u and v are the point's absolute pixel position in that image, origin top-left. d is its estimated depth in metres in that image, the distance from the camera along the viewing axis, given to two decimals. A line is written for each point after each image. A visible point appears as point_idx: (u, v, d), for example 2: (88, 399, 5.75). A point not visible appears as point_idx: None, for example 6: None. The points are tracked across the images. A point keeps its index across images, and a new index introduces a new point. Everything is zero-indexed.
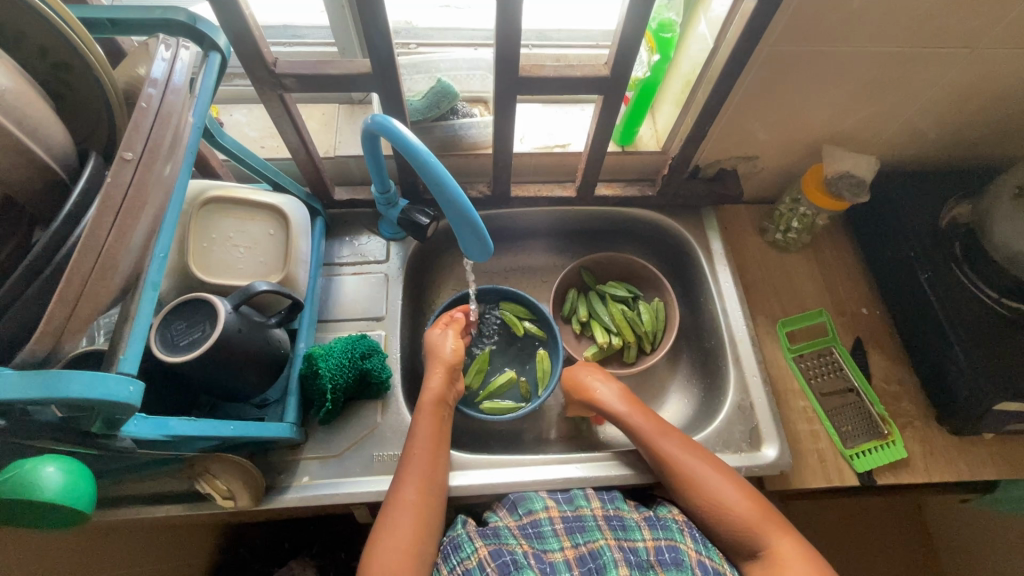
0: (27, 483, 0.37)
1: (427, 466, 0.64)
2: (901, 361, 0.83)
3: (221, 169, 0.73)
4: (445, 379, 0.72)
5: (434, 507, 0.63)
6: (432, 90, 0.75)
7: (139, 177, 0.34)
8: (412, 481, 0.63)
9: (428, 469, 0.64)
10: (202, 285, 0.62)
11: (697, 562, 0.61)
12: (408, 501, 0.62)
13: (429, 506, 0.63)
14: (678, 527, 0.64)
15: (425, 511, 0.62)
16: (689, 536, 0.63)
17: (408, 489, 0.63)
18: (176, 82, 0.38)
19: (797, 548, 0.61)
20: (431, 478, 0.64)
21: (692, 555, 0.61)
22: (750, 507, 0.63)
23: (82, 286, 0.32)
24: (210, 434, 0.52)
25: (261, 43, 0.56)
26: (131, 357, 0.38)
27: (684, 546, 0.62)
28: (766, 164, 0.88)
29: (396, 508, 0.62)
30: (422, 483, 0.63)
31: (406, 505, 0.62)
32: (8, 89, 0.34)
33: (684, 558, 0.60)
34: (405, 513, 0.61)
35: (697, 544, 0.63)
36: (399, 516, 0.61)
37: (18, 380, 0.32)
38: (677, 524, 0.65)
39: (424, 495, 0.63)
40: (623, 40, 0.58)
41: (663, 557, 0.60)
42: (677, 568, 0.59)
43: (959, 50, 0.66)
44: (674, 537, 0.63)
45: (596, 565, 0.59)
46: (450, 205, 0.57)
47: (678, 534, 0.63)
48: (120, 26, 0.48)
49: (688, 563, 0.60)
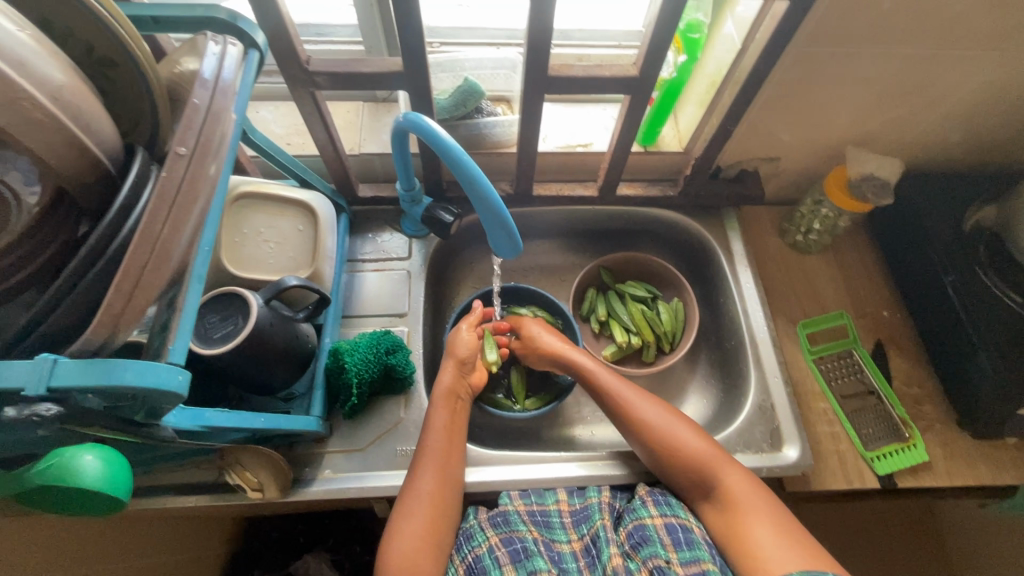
0: (66, 471, 0.38)
1: (439, 456, 0.65)
2: (923, 365, 0.83)
3: (250, 165, 0.74)
4: (456, 376, 0.73)
5: (451, 497, 0.64)
6: (458, 89, 0.76)
7: (191, 172, 0.36)
8: (428, 473, 0.64)
9: (444, 461, 0.65)
10: (233, 279, 0.63)
11: (663, 527, 0.62)
12: (424, 491, 0.63)
13: (445, 497, 0.64)
14: (643, 502, 0.66)
15: (441, 501, 0.63)
16: (652, 506, 0.65)
17: (423, 480, 0.63)
18: (224, 80, 0.39)
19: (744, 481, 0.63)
20: (447, 469, 0.65)
21: (658, 524, 0.63)
22: (702, 445, 0.65)
23: (138, 277, 0.33)
24: (243, 426, 0.53)
25: (296, 40, 0.57)
26: (178, 349, 0.39)
27: (650, 520, 0.63)
28: (788, 165, 0.87)
29: (414, 497, 0.63)
30: (438, 473, 0.64)
31: (424, 497, 0.62)
32: (64, 85, 0.35)
33: (651, 533, 0.62)
34: (422, 504, 0.62)
35: (660, 509, 0.64)
36: (417, 505, 0.62)
37: (76, 367, 0.33)
38: (642, 501, 0.66)
39: (441, 487, 0.64)
40: (653, 40, 0.59)
41: (633, 540, 0.62)
42: (645, 545, 0.61)
43: (989, 52, 0.65)
44: (641, 514, 0.64)
45: (597, 551, 0.62)
46: (482, 203, 0.57)
47: (643, 510, 0.64)
48: (163, 23, 0.49)
49: (655, 536, 0.61)
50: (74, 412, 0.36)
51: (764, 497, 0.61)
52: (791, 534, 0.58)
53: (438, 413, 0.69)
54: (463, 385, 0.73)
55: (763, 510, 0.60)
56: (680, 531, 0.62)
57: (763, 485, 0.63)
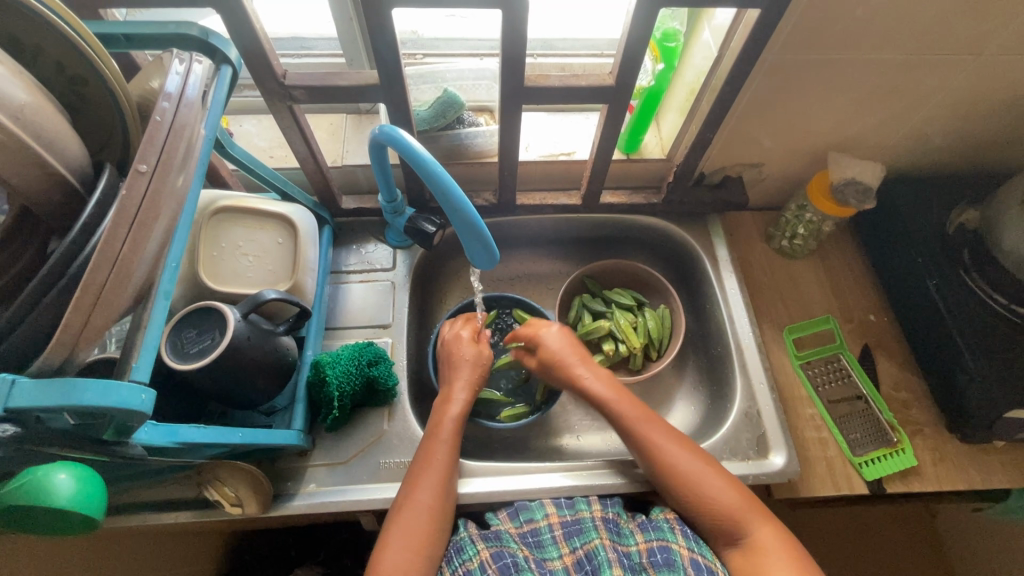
0: (38, 487, 0.38)
1: (443, 468, 0.65)
2: (910, 369, 0.82)
3: (230, 178, 0.73)
4: (470, 395, 0.72)
5: (446, 511, 0.63)
6: (439, 100, 0.76)
7: (153, 188, 0.36)
8: (429, 485, 0.63)
9: (446, 473, 0.64)
10: (212, 293, 0.63)
11: (688, 559, 0.61)
12: (425, 504, 0.62)
13: (442, 512, 0.62)
14: (669, 525, 0.64)
15: (438, 517, 0.62)
16: (680, 533, 0.63)
17: (425, 492, 0.62)
18: (188, 96, 0.39)
19: (773, 530, 0.60)
20: (447, 481, 0.64)
21: (683, 553, 0.61)
22: (732, 495, 0.62)
23: (96, 295, 0.33)
24: (219, 442, 0.52)
25: (271, 55, 0.57)
26: (142, 367, 0.39)
27: (676, 546, 0.62)
28: (771, 172, 0.88)
29: (412, 509, 0.61)
30: (439, 487, 0.63)
31: (423, 509, 0.61)
32: (26, 103, 0.35)
33: (675, 559, 0.60)
34: (421, 516, 0.61)
35: (688, 541, 0.63)
36: (413, 517, 0.61)
37: (36, 387, 0.33)
38: (668, 524, 0.64)
39: (441, 500, 0.63)
40: (628, 50, 0.59)
41: (654, 559, 0.61)
42: (667, 567, 0.59)
43: (964, 56, 0.66)
44: (666, 537, 0.63)
45: (593, 567, 0.60)
46: (457, 215, 0.57)
47: (670, 534, 0.63)
48: (134, 40, 0.49)
49: (680, 564, 0.60)
50: (34, 432, 0.35)
51: (790, 548, 0.59)
52: None
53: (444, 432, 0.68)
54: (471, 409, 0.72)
55: (792, 565, 0.58)
56: (705, 571, 0.60)
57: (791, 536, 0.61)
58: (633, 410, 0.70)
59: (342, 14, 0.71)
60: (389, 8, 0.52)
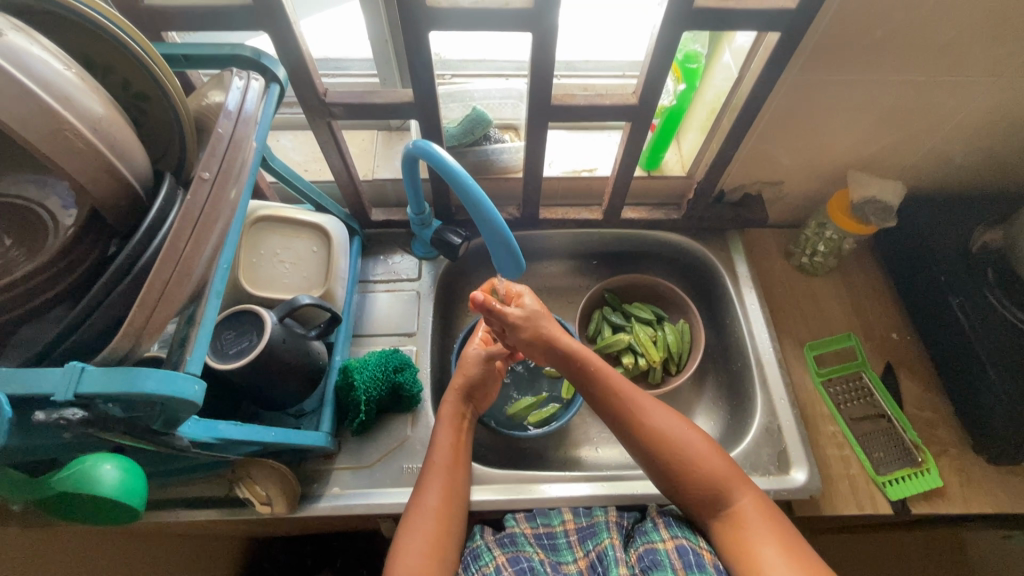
0: (85, 477, 0.40)
1: (443, 469, 0.66)
2: (934, 388, 0.82)
3: (269, 190, 0.77)
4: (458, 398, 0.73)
5: (456, 514, 0.64)
6: (467, 117, 0.79)
7: (213, 195, 0.39)
8: (435, 490, 0.64)
9: (451, 479, 0.65)
10: (250, 298, 0.66)
11: (674, 549, 0.61)
12: (431, 507, 0.63)
13: (449, 513, 0.63)
14: (655, 525, 0.64)
15: (447, 517, 0.63)
16: (664, 529, 0.63)
17: (430, 495, 0.64)
18: (246, 111, 0.43)
19: (756, 499, 0.62)
20: (452, 485, 0.65)
21: (669, 547, 0.61)
22: (718, 463, 0.63)
23: (160, 292, 0.36)
24: (254, 440, 0.54)
25: (315, 74, 0.61)
26: (196, 359, 0.42)
27: (662, 544, 0.61)
28: (791, 190, 0.89)
29: (420, 513, 0.62)
30: (444, 489, 0.64)
31: (429, 513, 0.62)
32: (103, 116, 0.39)
33: (662, 559, 0.60)
34: (428, 519, 0.62)
35: (672, 531, 0.63)
36: (421, 522, 0.62)
37: (101, 374, 0.35)
38: (654, 524, 0.64)
39: (447, 502, 0.64)
40: (652, 69, 0.62)
41: (643, 562, 0.60)
42: (656, 568, 0.58)
43: (984, 78, 0.67)
44: (652, 538, 0.62)
45: (602, 568, 0.61)
46: (486, 225, 0.59)
47: (655, 533, 0.63)
48: (193, 60, 0.53)
49: (667, 563, 0.59)
50: (95, 418, 0.38)
51: (772, 517, 0.61)
52: (803, 558, 0.57)
53: (445, 432, 0.69)
54: (468, 407, 0.73)
55: (776, 534, 0.59)
56: (691, 555, 0.60)
57: (774, 508, 0.62)
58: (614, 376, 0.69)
59: (378, 37, 0.75)
60: (427, 30, 0.55)
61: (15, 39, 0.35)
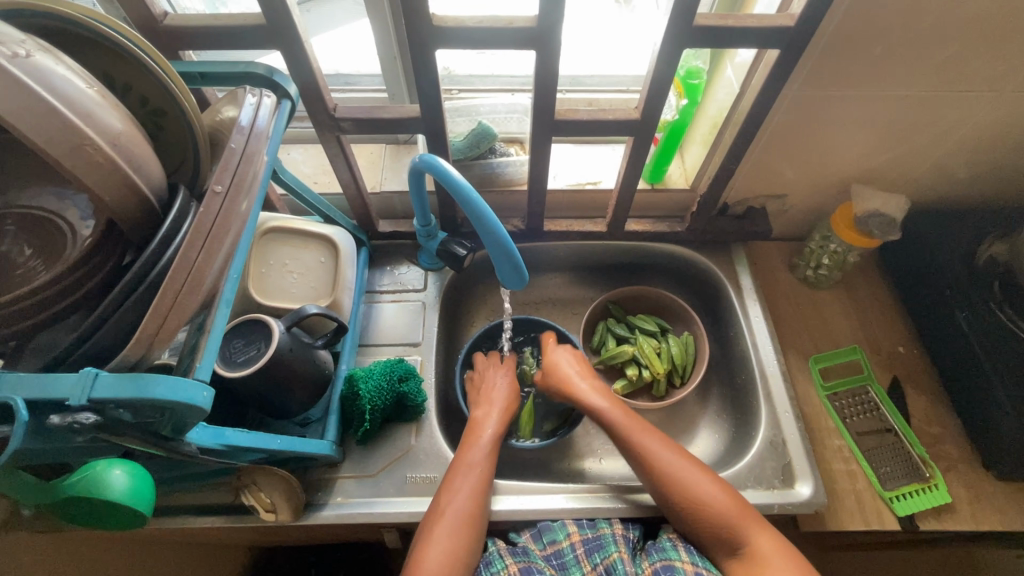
0: (95, 482, 0.41)
1: (477, 477, 0.66)
2: (941, 402, 0.81)
3: (279, 202, 0.79)
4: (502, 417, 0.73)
5: (481, 523, 0.64)
6: (473, 131, 0.81)
7: (225, 207, 0.41)
8: (466, 494, 0.64)
9: (481, 487, 0.65)
10: (258, 307, 0.68)
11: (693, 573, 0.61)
12: (460, 511, 0.62)
13: (476, 520, 0.63)
14: (673, 545, 0.64)
15: (473, 524, 0.62)
16: (683, 551, 0.64)
17: (461, 499, 0.63)
18: (258, 127, 0.45)
19: (770, 537, 0.60)
20: (482, 494, 0.65)
21: (688, 569, 0.61)
22: (727, 500, 0.63)
23: (173, 299, 0.38)
24: (260, 447, 0.55)
25: (324, 91, 0.63)
26: (205, 367, 0.43)
27: (680, 563, 0.62)
28: (795, 203, 0.90)
29: (448, 515, 0.62)
30: (475, 494, 0.64)
31: (458, 516, 0.62)
32: (123, 132, 0.40)
33: None
34: (455, 521, 0.61)
35: (692, 556, 0.63)
36: (447, 524, 0.61)
37: (115, 380, 0.36)
38: (672, 543, 0.65)
39: (476, 510, 0.63)
40: (653, 85, 0.63)
41: None
42: None
43: (985, 93, 0.68)
44: (670, 556, 0.63)
45: None
46: (490, 238, 0.60)
47: (673, 552, 0.63)
48: (208, 78, 0.55)
49: None
50: (108, 422, 0.39)
51: (790, 557, 0.58)
52: None
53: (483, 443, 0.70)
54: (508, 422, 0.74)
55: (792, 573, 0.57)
56: None
57: (792, 546, 0.60)
58: (625, 418, 0.71)
59: (387, 53, 0.77)
60: (433, 48, 0.57)
61: (41, 60, 0.37)
